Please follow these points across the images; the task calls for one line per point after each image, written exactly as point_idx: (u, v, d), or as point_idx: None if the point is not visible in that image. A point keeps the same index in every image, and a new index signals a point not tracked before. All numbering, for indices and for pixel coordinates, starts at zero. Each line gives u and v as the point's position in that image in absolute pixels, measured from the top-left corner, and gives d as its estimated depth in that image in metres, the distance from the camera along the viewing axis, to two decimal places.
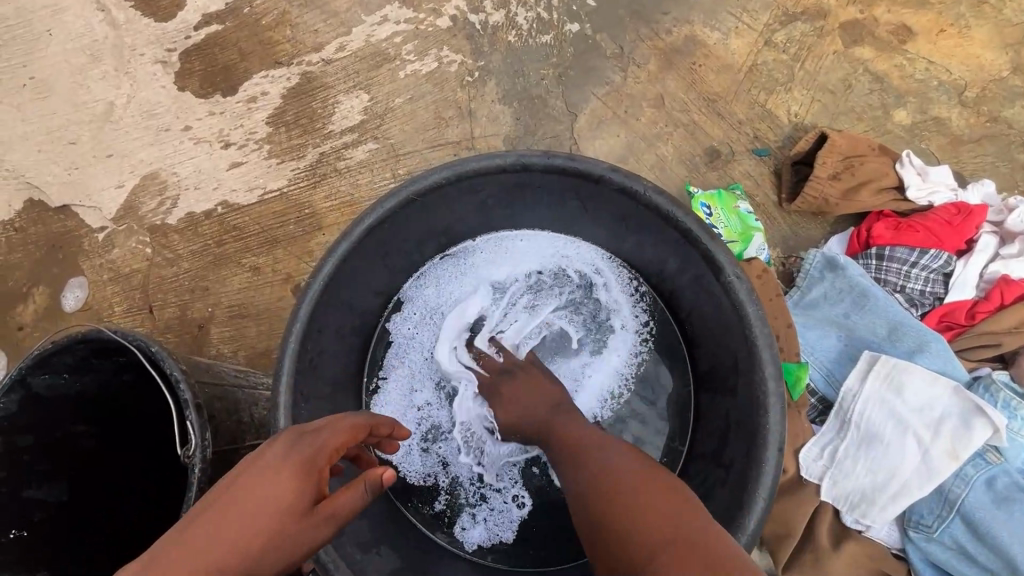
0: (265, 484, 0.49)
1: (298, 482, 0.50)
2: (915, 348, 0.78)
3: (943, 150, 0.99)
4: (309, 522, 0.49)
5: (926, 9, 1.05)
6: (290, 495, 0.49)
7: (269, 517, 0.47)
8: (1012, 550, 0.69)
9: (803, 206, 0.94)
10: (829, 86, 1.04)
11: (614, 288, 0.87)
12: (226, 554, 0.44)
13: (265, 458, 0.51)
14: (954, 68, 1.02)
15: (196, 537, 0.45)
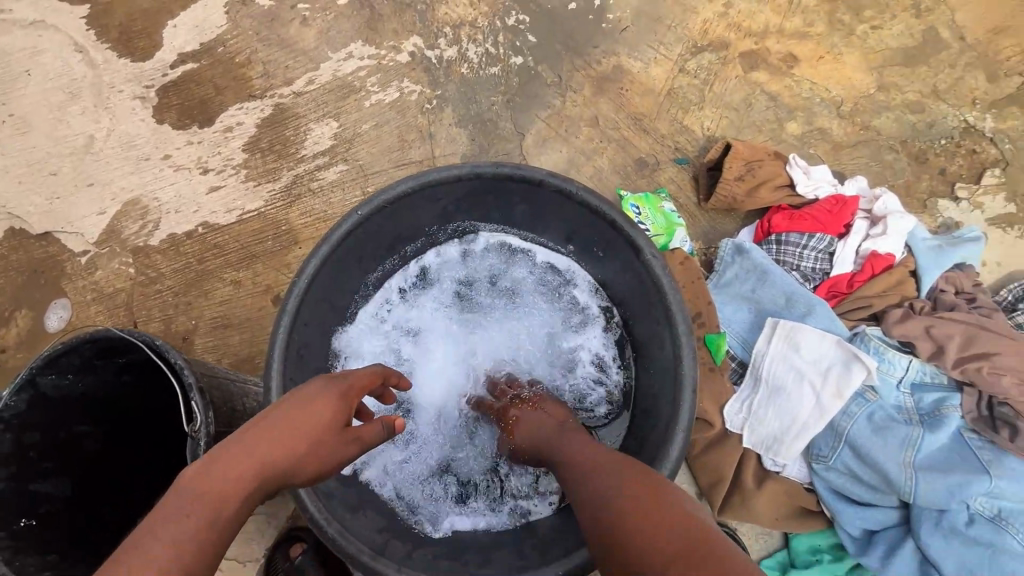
0: (311, 411, 0.65)
1: (336, 406, 0.67)
2: (806, 311, 0.95)
3: (828, 154, 1.19)
4: (342, 438, 0.67)
5: (807, 40, 1.26)
6: (328, 418, 0.66)
7: (312, 432, 0.64)
8: (886, 469, 0.82)
9: (717, 204, 1.12)
10: (733, 105, 1.23)
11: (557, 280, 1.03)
12: (281, 455, 0.60)
13: (307, 393, 0.67)
14: (832, 87, 1.23)
15: (264, 443, 0.60)
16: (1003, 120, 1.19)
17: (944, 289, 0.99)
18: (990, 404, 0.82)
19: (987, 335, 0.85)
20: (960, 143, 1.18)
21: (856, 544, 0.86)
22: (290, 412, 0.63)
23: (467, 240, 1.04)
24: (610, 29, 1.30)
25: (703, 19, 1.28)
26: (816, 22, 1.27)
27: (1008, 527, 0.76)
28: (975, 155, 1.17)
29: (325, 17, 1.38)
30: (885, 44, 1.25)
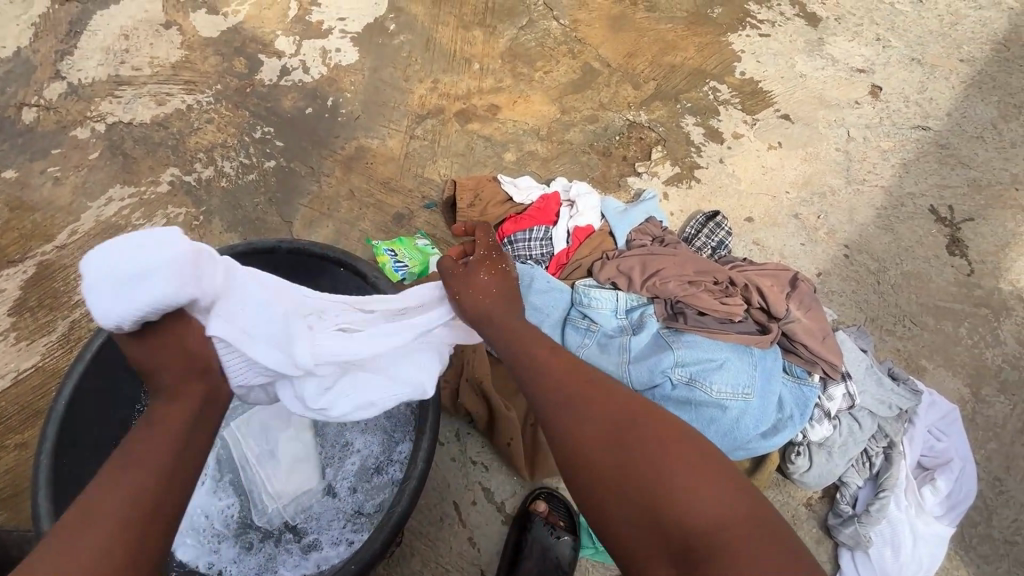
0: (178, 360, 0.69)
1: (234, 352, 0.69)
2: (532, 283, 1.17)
3: (541, 169, 1.49)
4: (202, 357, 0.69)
5: (501, 92, 1.60)
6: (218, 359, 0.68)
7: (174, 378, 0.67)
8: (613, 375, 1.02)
9: (464, 229, 1.34)
10: (460, 152, 1.51)
11: None
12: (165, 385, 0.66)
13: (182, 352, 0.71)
14: (529, 120, 1.56)
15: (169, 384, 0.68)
16: (652, 112, 1.58)
17: (638, 238, 1.27)
18: (672, 302, 1.05)
19: (652, 257, 1.11)
20: (630, 135, 1.54)
21: None
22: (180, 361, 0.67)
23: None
24: (345, 121, 1.55)
25: (418, 96, 1.58)
26: (504, 78, 1.62)
27: (696, 383, 0.98)
28: (643, 141, 1.53)
29: (78, 173, 1.47)
30: (558, 81, 1.63)
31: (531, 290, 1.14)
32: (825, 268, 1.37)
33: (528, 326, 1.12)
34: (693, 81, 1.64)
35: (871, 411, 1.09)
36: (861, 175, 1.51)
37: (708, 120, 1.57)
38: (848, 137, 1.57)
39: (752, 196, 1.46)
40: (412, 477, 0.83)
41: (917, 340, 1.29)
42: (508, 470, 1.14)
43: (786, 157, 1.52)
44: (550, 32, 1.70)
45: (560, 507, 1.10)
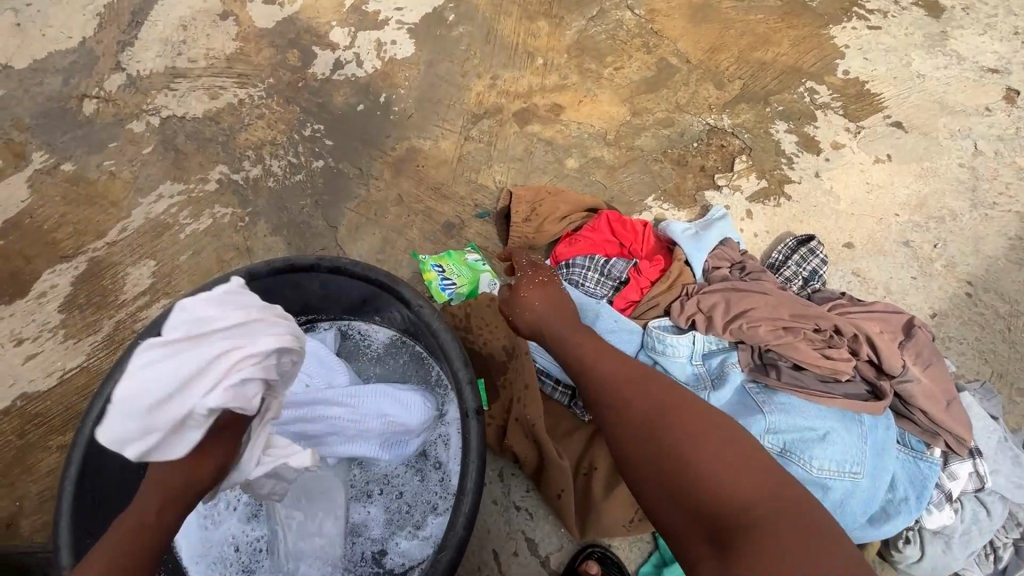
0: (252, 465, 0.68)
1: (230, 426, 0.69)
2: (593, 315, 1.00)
3: (606, 178, 1.34)
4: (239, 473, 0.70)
5: (566, 90, 1.46)
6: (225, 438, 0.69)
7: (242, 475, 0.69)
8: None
9: (517, 244, 1.22)
10: (518, 157, 1.38)
11: (394, 361, 1.06)
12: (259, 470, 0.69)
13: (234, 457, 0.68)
14: (595, 123, 1.41)
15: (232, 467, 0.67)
16: (736, 116, 1.39)
17: (717, 267, 1.10)
18: (762, 352, 0.90)
19: (737, 296, 0.95)
20: (709, 142, 1.37)
21: None
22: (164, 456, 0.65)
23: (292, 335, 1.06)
24: (397, 120, 1.45)
25: (476, 93, 1.47)
26: (569, 75, 1.48)
27: (791, 457, 0.80)
28: (724, 149, 1.36)
29: (131, 168, 1.45)
30: (629, 79, 1.46)
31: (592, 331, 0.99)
32: (942, 309, 1.16)
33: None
34: (786, 81, 1.43)
35: (1004, 497, 0.89)
36: (990, 198, 1.27)
37: (803, 126, 1.37)
38: (975, 150, 1.32)
39: (852, 218, 1.26)
40: (442, 558, 0.72)
41: None
42: (554, 521, 1.03)
43: (896, 172, 1.31)
44: (623, 23, 1.54)
45: (612, 571, 0.99)
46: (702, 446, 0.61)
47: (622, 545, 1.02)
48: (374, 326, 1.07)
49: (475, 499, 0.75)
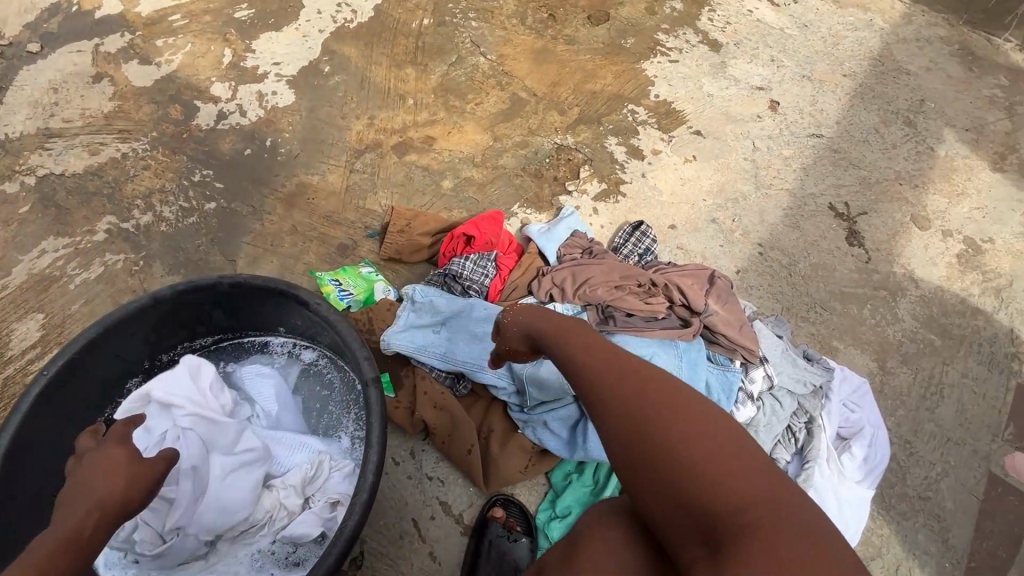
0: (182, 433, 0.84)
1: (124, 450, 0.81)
2: (434, 311, 1.23)
3: (477, 193, 1.57)
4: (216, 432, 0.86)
5: (436, 124, 1.70)
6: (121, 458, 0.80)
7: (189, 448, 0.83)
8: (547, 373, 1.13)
9: (391, 253, 1.42)
10: (400, 182, 1.58)
11: (323, 378, 1.19)
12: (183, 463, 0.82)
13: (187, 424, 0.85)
14: (463, 149, 1.65)
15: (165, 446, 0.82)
16: (577, 135, 1.71)
17: (568, 253, 1.35)
18: (603, 307, 1.18)
19: (581, 269, 1.24)
20: (558, 157, 1.66)
21: (566, 447, 1.13)
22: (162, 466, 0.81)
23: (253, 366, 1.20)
24: (285, 160, 1.60)
25: (356, 132, 1.66)
26: (437, 112, 1.72)
27: None
28: (571, 162, 1.66)
29: (6, 227, 1.45)
30: (488, 112, 1.74)
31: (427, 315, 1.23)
32: (743, 266, 1.50)
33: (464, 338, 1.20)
34: (613, 105, 1.78)
35: (790, 389, 1.20)
36: (767, 181, 1.67)
37: (629, 139, 1.71)
38: (754, 147, 1.73)
39: (671, 205, 1.59)
40: (349, 521, 0.83)
41: (827, 323, 1.43)
42: (463, 482, 1.19)
43: (700, 168, 1.67)
44: (478, 67, 1.83)
45: (516, 512, 1.15)
46: (719, 486, 0.56)
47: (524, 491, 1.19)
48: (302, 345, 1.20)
49: (380, 450, 0.88)
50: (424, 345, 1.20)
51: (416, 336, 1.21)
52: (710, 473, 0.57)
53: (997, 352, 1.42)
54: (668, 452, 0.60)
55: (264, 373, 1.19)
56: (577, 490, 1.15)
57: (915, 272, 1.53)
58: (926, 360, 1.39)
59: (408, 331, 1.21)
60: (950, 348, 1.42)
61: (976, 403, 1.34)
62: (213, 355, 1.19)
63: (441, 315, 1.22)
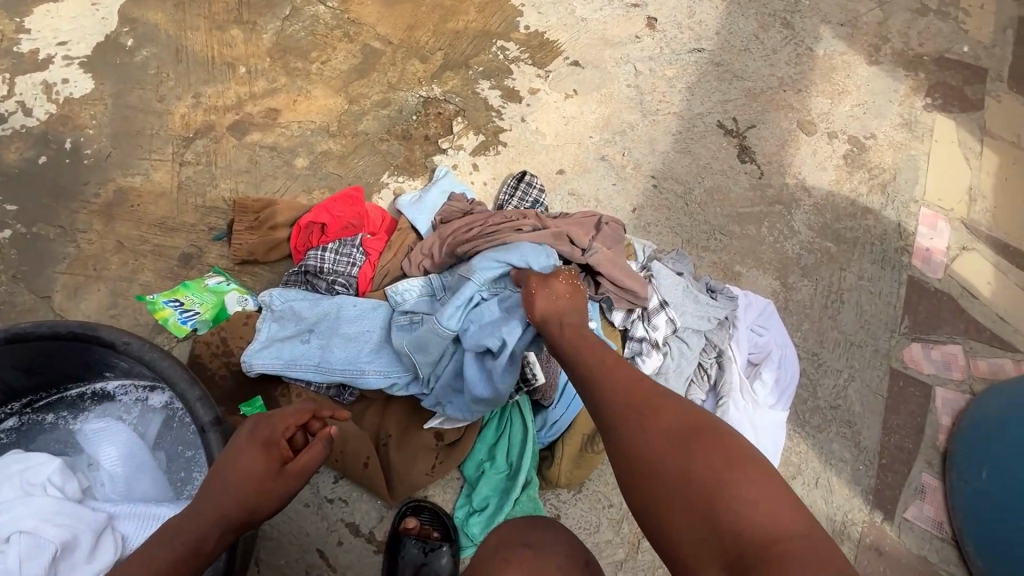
0: (238, 463, 0.73)
1: (263, 462, 0.74)
2: (292, 315, 1.06)
3: (339, 167, 1.37)
4: (281, 478, 0.75)
5: (278, 93, 1.45)
6: (257, 471, 0.73)
7: (232, 488, 0.71)
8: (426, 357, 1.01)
9: (242, 255, 1.21)
10: (244, 168, 1.35)
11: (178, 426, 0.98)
12: (236, 503, 0.71)
13: (248, 440, 0.76)
14: (315, 118, 1.43)
15: (239, 463, 0.73)
16: (445, 84, 1.52)
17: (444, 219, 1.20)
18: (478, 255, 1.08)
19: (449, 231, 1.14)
20: (426, 112, 1.47)
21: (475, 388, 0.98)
22: (174, 529, 0.68)
23: (93, 422, 0.99)
24: (94, 163, 1.31)
25: (180, 116, 1.39)
26: (277, 78, 1.47)
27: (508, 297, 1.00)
28: (441, 115, 1.47)
29: None
30: (338, 70, 1.50)
31: (286, 322, 1.06)
32: (639, 203, 1.41)
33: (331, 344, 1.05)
34: (480, 44, 1.59)
35: (694, 328, 1.15)
36: (653, 106, 1.57)
37: (503, 81, 1.54)
38: (635, 72, 1.61)
39: (557, 148, 1.46)
40: None
41: (728, 249, 1.38)
42: (368, 497, 1.07)
43: (582, 102, 1.54)
44: (318, 18, 1.57)
45: (431, 517, 1.05)
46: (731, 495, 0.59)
47: (440, 491, 1.09)
48: (151, 391, 1.00)
49: None
50: (289, 358, 1.03)
51: (278, 348, 1.04)
52: (724, 484, 0.60)
53: (888, 248, 1.43)
54: (680, 470, 0.62)
55: (108, 427, 0.97)
56: (492, 480, 1.07)
57: (806, 181, 1.51)
58: (825, 269, 1.39)
59: (269, 345, 1.04)
60: (845, 253, 1.41)
61: (874, 303, 1.36)
62: (43, 413, 0.99)
63: (301, 320, 1.06)
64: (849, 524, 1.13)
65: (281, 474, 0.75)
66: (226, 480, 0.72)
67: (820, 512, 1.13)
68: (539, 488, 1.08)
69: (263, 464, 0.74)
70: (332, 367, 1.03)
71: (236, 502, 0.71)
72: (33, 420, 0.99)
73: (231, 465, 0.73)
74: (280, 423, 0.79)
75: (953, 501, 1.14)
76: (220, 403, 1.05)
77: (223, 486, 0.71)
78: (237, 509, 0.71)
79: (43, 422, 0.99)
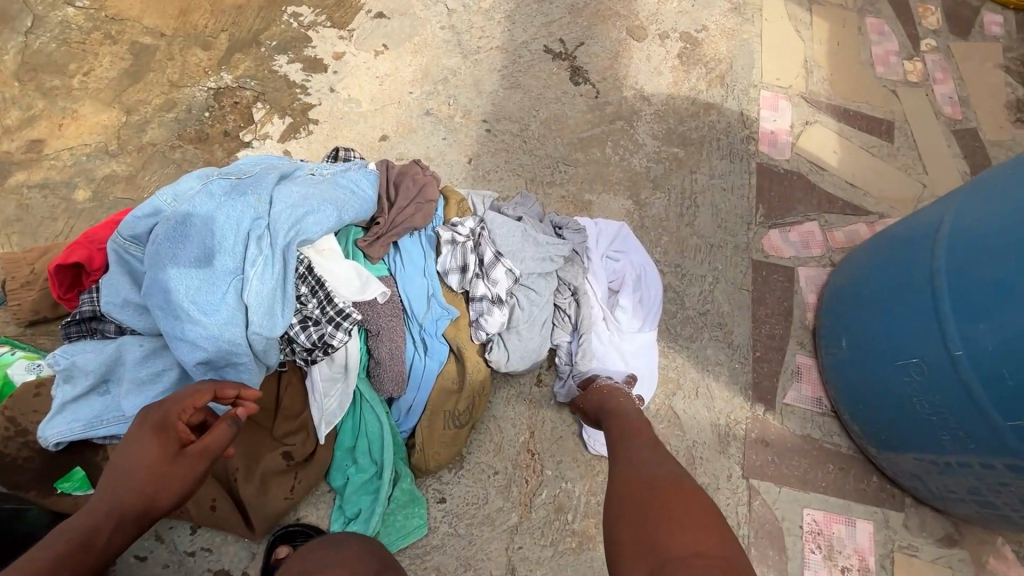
0: (132, 454, 0.68)
1: (158, 447, 0.69)
2: (78, 374, 0.92)
3: (128, 190, 1.20)
4: (185, 461, 0.69)
5: (37, 121, 1.25)
6: (153, 457, 0.68)
7: (128, 480, 0.66)
8: (267, 290, 0.85)
9: (26, 316, 1.06)
10: (13, 217, 1.16)
11: None
12: (134, 498, 0.66)
13: (135, 436, 0.70)
14: (89, 140, 1.24)
15: (130, 456, 0.67)
16: (235, 68, 1.35)
17: None
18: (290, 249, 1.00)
19: None
20: (220, 105, 1.31)
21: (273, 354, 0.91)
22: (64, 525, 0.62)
23: None
24: None
25: None
26: (33, 103, 1.26)
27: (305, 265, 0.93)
28: (238, 105, 1.31)
29: None
30: (106, 78, 1.30)
31: (74, 383, 0.92)
32: (474, 152, 1.32)
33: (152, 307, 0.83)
34: (268, 15, 1.41)
35: (540, 272, 1.09)
36: (473, 45, 1.45)
37: (302, 51, 1.38)
38: (448, 11, 1.48)
39: (375, 113, 1.34)
40: None
41: (575, 179, 1.31)
42: (233, 539, 0.98)
43: (395, 56, 1.41)
44: (69, 23, 1.35)
45: (304, 540, 0.97)
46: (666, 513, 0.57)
47: (311, 510, 1.02)
48: None
49: None
50: (90, 423, 0.91)
51: (76, 414, 0.92)
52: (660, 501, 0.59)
53: (734, 140, 1.40)
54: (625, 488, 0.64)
55: None
56: (360, 483, 1.00)
57: (644, 89, 1.44)
58: (675, 177, 1.34)
59: (63, 413, 0.92)
60: (693, 155, 1.37)
61: (728, 199, 1.33)
62: None
63: (89, 376, 0.92)
64: (733, 424, 1.12)
65: (182, 457, 0.69)
66: (125, 470, 0.66)
67: (703, 421, 1.12)
68: (414, 477, 1.02)
69: (159, 446, 0.69)
70: (168, 333, 0.82)
71: (123, 497, 0.66)
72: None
73: (124, 458, 0.68)
74: (176, 405, 0.72)
75: (825, 375, 1.15)
76: (27, 487, 0.92)
77: (123, 480, 0.66)
78: (131, 505, 0.66)
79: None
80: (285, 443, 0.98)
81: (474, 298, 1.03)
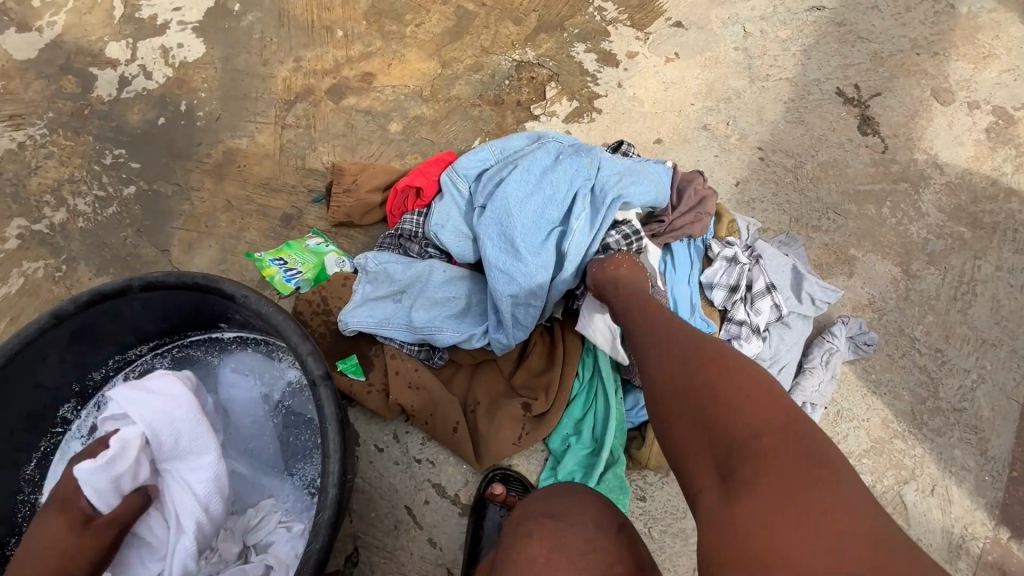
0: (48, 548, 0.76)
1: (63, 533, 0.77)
2: (390, 277, 1.07)
3: (431, 133, 1.37)
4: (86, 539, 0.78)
5: (373, 57, 1.45)
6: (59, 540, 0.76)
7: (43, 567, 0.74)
8: (577, 252, 0.99)
9: (339, 217, 1.24)
10: (341, 132, 1.37)
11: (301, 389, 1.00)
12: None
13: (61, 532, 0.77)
14: (409, 83, 1.42)
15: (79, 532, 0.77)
16: (538, 47, 1.46)
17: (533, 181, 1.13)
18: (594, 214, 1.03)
19: None
20: (519, 77, 1.43)
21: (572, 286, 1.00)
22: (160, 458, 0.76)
23: (228, 364, 1.03)
24: (206, 124, 1.38)
25: (282, 79, 1.42)
26: (373, 41, 1.47)
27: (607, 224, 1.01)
28: (534, 80, 1.42)
29: None
30: (432, 33, 1.48)
31: (382, 288, 1.07)
32: (743, 176, 1.32)
33: (484, 240, 1.00)
34: (576, 4, 1.51)
35: (801, 314, 1.07)
36: (763, 71, 1.44)
37: (599, 43, 1.46)
38: (744, 33, 1.48)
39: (656, 116, 1.38)
40: (315, 543, 0.73)
41: (843, 230, 1.26)
42: (454, 460, 1.09)
43: (685, 67, 1.44)
44: None
45: (516, 486, 1.05)
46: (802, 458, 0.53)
47: (523, 461, 1.09)
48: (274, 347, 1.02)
49: (342, 459, 0.77)
50: (388, 322, 1.05)
51: (380, 313, 1.06)
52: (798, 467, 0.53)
53: None
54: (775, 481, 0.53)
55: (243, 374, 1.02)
56: (578, 454, 1.05)
57: (939, 157, 1.34)
58: (956, 257, 1.24)
59: (367, 310, 1.06)
60: (982, 240, 1.25)
61: (1014, 298, 1.20)
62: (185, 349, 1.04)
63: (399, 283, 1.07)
64: (969, 538, 1.02)
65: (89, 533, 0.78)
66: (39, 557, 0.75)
67: (935, 522, 1.03)
68: (626, 467, 1.05)
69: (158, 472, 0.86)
70: (491, 264, 0.98)
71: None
72: (186, 351, 1.04)
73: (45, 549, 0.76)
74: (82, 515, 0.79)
75: None
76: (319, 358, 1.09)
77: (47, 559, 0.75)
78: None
79: (180, 355, 1.04)
80: (525, 395, 1.06)
81: (732, 319, 1.05)
